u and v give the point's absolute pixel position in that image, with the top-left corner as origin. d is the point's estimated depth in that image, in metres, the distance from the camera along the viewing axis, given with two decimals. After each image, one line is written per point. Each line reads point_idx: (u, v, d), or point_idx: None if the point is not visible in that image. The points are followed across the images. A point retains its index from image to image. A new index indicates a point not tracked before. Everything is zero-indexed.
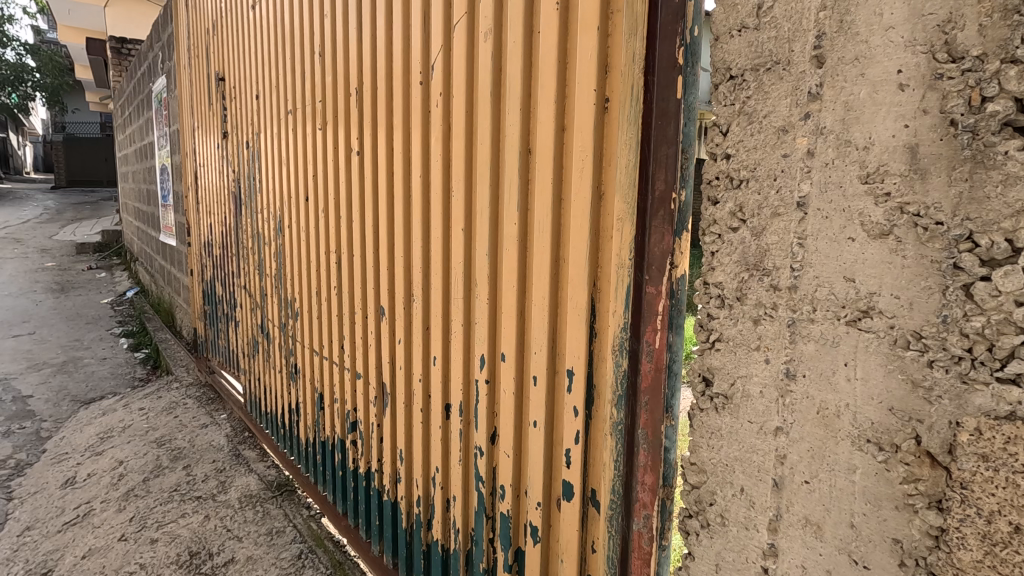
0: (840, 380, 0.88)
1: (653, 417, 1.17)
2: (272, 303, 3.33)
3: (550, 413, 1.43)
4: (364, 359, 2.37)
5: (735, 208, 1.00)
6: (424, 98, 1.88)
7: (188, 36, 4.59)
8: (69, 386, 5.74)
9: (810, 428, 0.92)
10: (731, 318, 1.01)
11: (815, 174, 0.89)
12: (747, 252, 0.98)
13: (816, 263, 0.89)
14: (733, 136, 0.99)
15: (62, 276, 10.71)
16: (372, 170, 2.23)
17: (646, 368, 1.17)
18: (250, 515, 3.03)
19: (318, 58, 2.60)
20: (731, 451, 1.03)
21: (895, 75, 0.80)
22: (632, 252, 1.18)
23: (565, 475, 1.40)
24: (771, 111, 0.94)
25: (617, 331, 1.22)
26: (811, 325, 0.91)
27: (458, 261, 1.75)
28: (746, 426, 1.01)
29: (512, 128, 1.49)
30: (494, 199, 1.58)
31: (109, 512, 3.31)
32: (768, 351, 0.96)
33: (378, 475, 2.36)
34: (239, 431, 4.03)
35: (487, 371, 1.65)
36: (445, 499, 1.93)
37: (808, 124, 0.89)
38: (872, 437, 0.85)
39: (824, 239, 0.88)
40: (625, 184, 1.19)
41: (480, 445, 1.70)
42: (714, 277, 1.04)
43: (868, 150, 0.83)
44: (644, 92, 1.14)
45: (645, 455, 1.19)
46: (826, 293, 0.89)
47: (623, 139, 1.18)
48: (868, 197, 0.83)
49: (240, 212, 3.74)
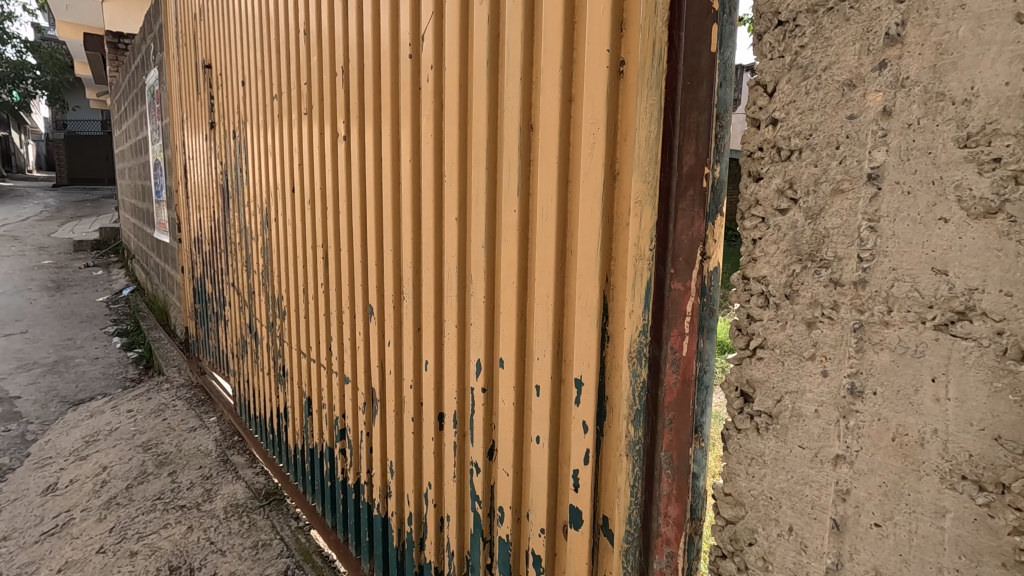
0: (923, 402, 0.69)
1: (679, 438, 0.98)
2: (260, 303, 3.15)
3: (555, 426, 1.25)
4: (352, 361, 2.19)
5: (783, 184, 0.81)
6: (413, 75, 1.69)
7: (176, 23, 4.39)
8: (58, 386, 5.59)
9: (883, 460, 0.73)
10: (779, 320, 0.83)
11: (894, 138, 0.70)
12: (800, 238, 0.79)
13: (893, 252, 0.71)
14: (783, 96, 0.80)
15: (58, 274, 10.53)
16: (360, 159, 2.04)
17: (672, 381, 0.98)
18: (235, 526, 2.86)
19: (303, 39, 2.41)
20: (776, 481, 0.85)
21: (1011, 2, 0.61)
22: (654, 241, 1.00)
23: (573, 500, 1.21)
24: (834, 60, 0.75)
25: (634, 335, 1.04)
26: (886, 330, 0.72)
27: (451, 256, 1.57)
28: (796, 452, 0.82)
29: (512, 102, 1.30)
30: (491, 185, 1.40)
31: (89, 521, 3.15)
32: (826, 361, 0.78)
33: (368, 488, 2.18)
34: (228, 435, 3.86)
35: (483, 378, 1.47)
36: (438, 518, 1.75)
37: (883, 75, 0.70)
38: (970, 473, 0.67)
39: (904, 222, 0.70)
40: (646, 161, 1.00)
41: (476, 460, 1.52)
42: (756, 269, 0.85)
43: (969, 105, 0.64)
44: (669, 51, 0.96)
45: (669, 483, 1.01)
46: (907, 290, 0.70)
47: (643, 107, 1.00)
48: (968, 164, 0.65)
49: (228, 206, 3.57)
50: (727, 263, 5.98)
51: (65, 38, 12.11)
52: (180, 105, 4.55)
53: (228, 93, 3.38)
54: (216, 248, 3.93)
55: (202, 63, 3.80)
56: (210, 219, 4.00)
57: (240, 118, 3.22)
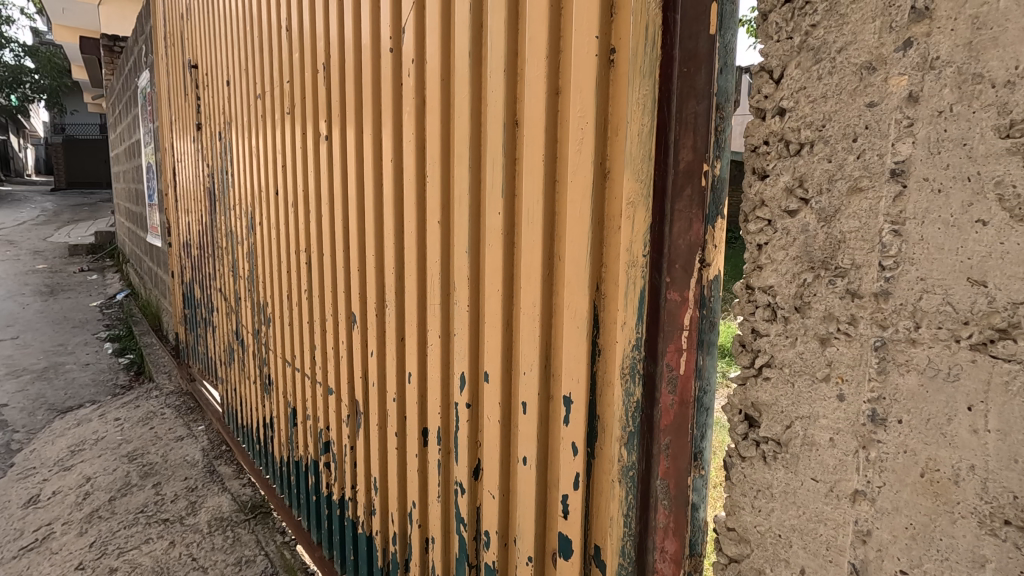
0: (958, 433, 0.60)
1: (676, 465, 0.89)
2: (247, 309, 3.06)
3: (543, 447, 1.15)
4: (336, 371, 2.10)
5: (792, 182, 0.72)
6: (395, 69, 1.60)
7: (164, 24, 4.30)
8: (47, 394, 5.47)
9: (910, 498, 0.64)
10: (788, 336, 0.73)
11: (921, 128, 0.61)
12: (812, 244, 0.70)
13: (921, 260, 0.62)
14: (791, 82, 0.71)
15: (51, 279, 10.41)
16: (343, 159, 1.95)
17: (668, 402, 0.89)
18: (218, 541, 2.75)
19: (285, 36, 2.32)
20: (787, 518, 0.75)
21: None
22: (647, 245, 0.90)
23: (562, 528, 1.12)
24: (851, 40, 0.65)
25: (627, 349, 0.94)
26: (913, 349, 0.63)
27: (434, 261, 1.48)
28: (809, 486, 0.73)
29: (496, 95, 1.21)
30: (475, 186, 1.31)
31: (69, 536, 3.04)
32: (842, 383, 0.68)
33: (353, 504, 2.08)
34: (216, 444, 3.76)
35: (468, 393, 1.37)
36: (423, 540, 1.65)
37: (908, 56, 0.61)
38: (1014, 518, 0.57)
39: (935, 225, 0.61)
40: (639, 157, 0.90)
41: (461, 481, 1.42)
42: (761, 278, 0.76)
43: (1012, 88, 0.55)
44: (663, 34, 0.86)
45: (666, 514, 0.92)
46: (937, 304, 0.61)
47: (635, 97, 0.90)
48: (1012, 156, 0.55)
49: (215, 209, 3.47)
50: (731, 268, 5.84)
51: (61, 42, 12.07)
52: (169, 107, 4.46)
53: (214, 94, 3.29)
54: (204, 252, 3.84)
55: (188, 63, 3.72)
56: (198, 222, 3.90)
57: (225, 119, 3.13)
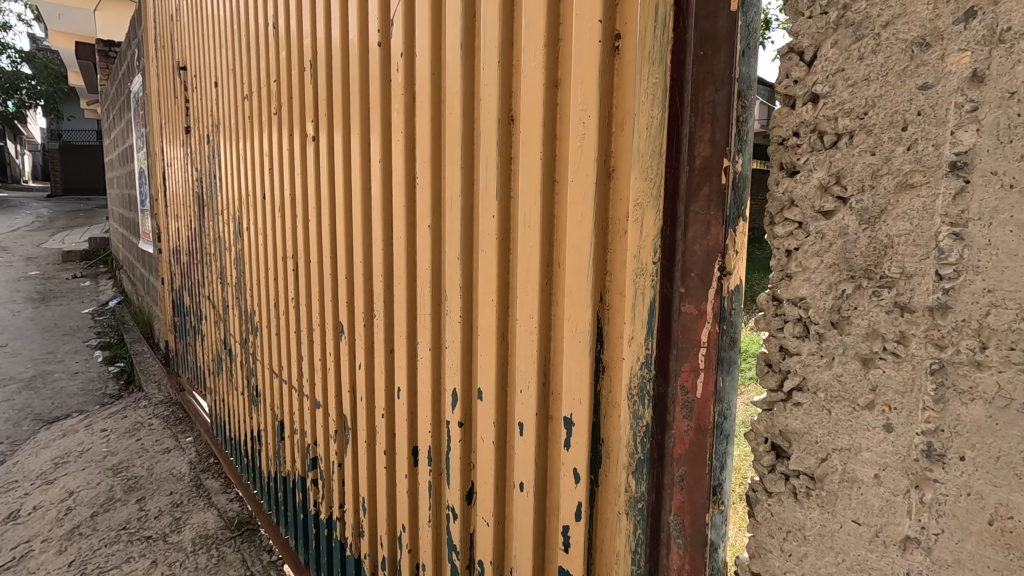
0: None
1: (692, 499, 0.79)
2: (234, 318, 2.95)
3: (541, 471, 1.05)
4: (323, 383, 2.00)
5: (828, 178, 0.62)
6: (384, 66, 1.51)
7: (154, 26, 4.21)
8: (34, 403, 5.34)
9: (975, 549, 0.54)
10: (823, 356, 0.63)
11: (987, 114, 0.52)
12: (852, 249, 0.60)
13: (989, 268, 0.52)
14: (826, 63, 0.62)
15: (43, 286, 10.26)
16: (330, 163, 1.86)
17: (683, 428, 0.79)
18: (202, 561, 2.63)
19: (272, 34, 2.23)
20: (822, 564, 0.65)
21: None
22: (658, 252, 0.81)
23: (562, 561, 1.02)
24: (900, 12, 0.56)
25: (635, 368, 0.85)
26: (977, 373, 0.53)
27: (424, 268, 1.38)
28: (849, 529, 0.63)
29: (490, 89, 1.11)
30: (467, 188, 1.21)
31: (47, 554, 2.91)
32: (890, 412, 0.58)
33: (341, 524, 1.97)
34: (204, 457, 3.65)
35: (460, 410, 1.27)
36: (413, 566, 1.54)
37: (971, 28, 0.52)
38: None
39: (1006, 227, 0.51)
40: (648, 153, 0.82)
41: (453, 505, 1.32)
42: (791, 289, 0.66)
43: None
44: (675, 16, 0.78)
45: (680, 554, 0.82)
46: (1010, 320, 0.51)
47: (643, 88, 0.82)
48: None
49: (204, 214, 3.37)
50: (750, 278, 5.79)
51: (57, 48, 11.96)
52: (159, 111, 4.36)
53: (202, 95, 3.20)
54: (193, 259, 3.73)
55: (178, 65, 3.62)
56: (188, 228, 3.80)
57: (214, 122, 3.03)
